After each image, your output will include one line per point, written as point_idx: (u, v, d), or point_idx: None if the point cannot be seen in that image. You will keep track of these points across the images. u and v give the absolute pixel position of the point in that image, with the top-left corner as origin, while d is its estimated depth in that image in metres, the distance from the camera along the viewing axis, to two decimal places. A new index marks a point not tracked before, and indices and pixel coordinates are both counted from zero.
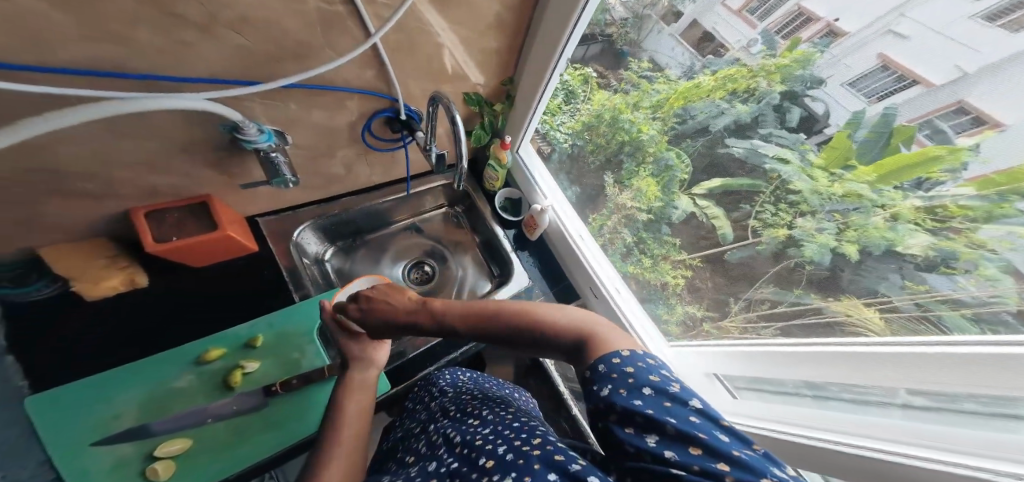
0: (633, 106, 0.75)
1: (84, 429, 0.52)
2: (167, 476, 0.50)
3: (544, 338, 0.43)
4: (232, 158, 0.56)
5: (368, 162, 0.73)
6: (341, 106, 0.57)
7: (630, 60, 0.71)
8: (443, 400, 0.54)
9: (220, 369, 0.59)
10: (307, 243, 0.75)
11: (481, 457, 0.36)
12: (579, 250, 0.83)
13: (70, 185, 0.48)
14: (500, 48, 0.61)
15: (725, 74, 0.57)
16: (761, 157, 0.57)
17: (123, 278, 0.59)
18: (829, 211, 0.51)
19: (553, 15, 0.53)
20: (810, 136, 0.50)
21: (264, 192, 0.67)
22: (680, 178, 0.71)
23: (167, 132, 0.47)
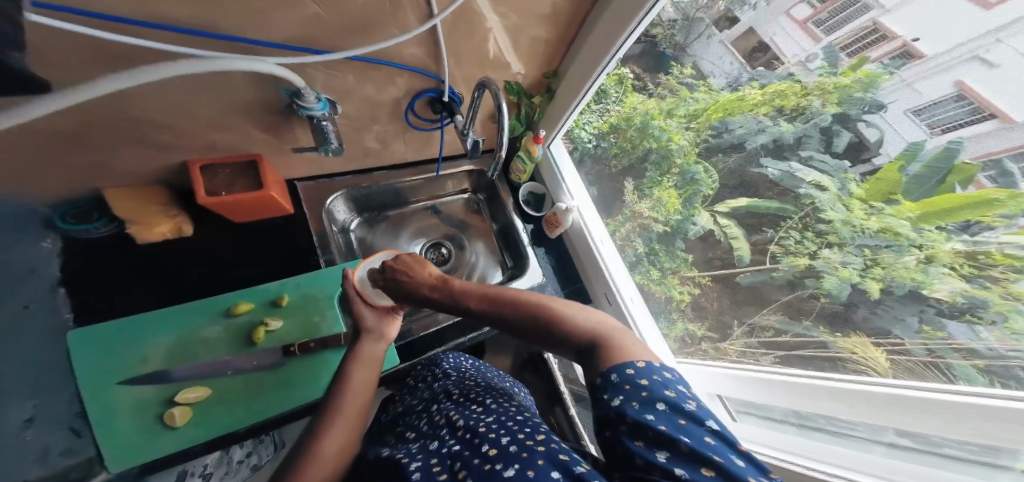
0: (667, 113, 0.73)
1: (116, 366, 0.54)
2: (183, 421, 0.52)
3: (556, 334, 0.42)
4: (281, 123, 0.57)
5: (404, 140, 0.72)
6: (391, 81, 0.57)
7: (673, 64, 0.67)
8: (446, 383, 0.54)
9: (246, 324, 0.61)
10: (336, 210, 0.75)
11: (484, 444, 0.36)
12: (599, 254, 0.82)
13: (136, 135, 0.50)
14: (550, 39, 0.60)
15: (775, 89, 0.55)
16: (797, 181, 0.55)
17: (172, 226, 0.61)
18: (858, 245, 0.49)
19: (612, 13, 0.52)
20: (856, 164, 0.48)
21: (304, 159, 0.67)
22: (703, 194, 0.70)
23: (225, 93, 0.48)
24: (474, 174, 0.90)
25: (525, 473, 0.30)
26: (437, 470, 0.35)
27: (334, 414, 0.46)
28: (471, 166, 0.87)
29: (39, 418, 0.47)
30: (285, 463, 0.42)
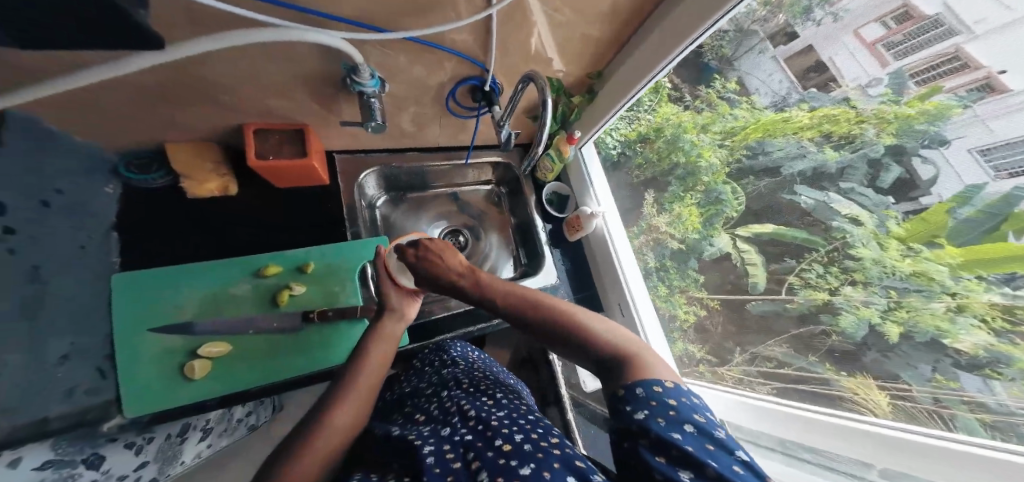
0: (701, 127, 0.72)
1: (146, 314, 0.55)
2: (201, 375, 0.53)
3: (582, 343, 0.41)
4: (331, 97, 0.55)
5: (441, 124, 0.72)
6: (439, 66, 0.55)
7: (715, 76, 0.64)
8: (456, 372, 0.54)
9: (274, 286, 0.61)
10: (366, 186, 0.75)
11: (497, 439, 0.35)
12: (619, 263, 0.80)
13: (205, 93, 0.49)
14: (601, 39, 0.58)
15: (826, 113, 0.52)
16: (832, 213, 0.53)
17: (220, 184, 0.62)
18: (884, 286, 0.47)
19: (673, 19, 0.49)
20: (901, 201, 0.46)
21: (346, 133, 0.66)
22: (727, 216, 0.68)
23: (299, 61, 0.47)
24: (501, 168, 0.89)
25: (541, 474, 0.29)
26: (449, 457, 0.34)
27: (350, 390, 0.46)
28: (496, 158, 0.87)
29: (73, 355, 0.48)
30: (299, 429, 0.42)
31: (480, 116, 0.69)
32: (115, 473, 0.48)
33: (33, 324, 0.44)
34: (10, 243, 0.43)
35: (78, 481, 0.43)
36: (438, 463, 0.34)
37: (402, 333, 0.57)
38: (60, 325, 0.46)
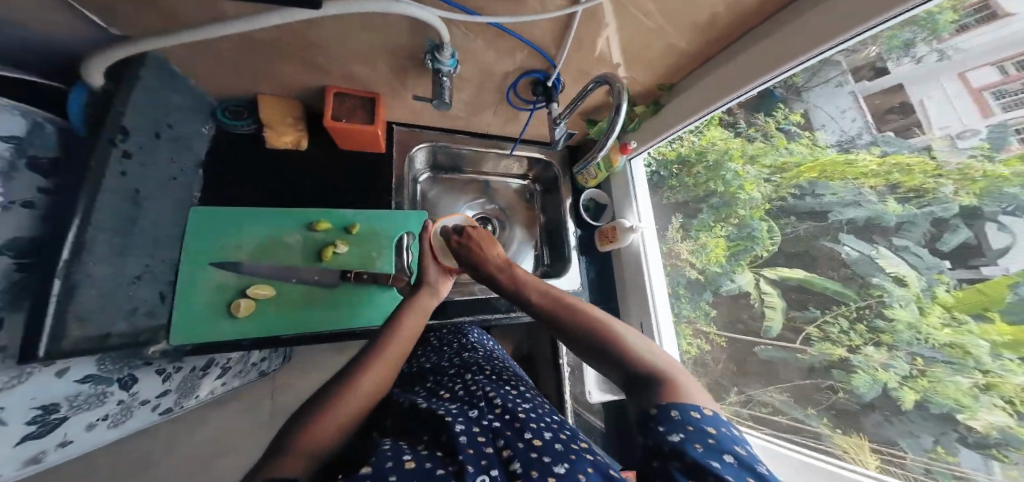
0: (750, 157, 0.68)
1: (212, 248, 0.56)
2: (244, 315, 0.54)
3: (615, 357, 0.40)
4: (408, 73, 0.56)
5: (495, 112, 0.72)
6: (510, 55, 0.54)
7: (779, 106, 0.59)
8: (479, 360, 0.57)
9: (322, 241, 0.62)
10: (415, 161, 0.76)
11: (528, 432, 0.37)
12: (648, 281, 0.78)
13: (303, 56, 0.50)
14: (687, 50, 0.53)
15: (899, 161, 0.50)
16: (873, 269, 0.52)
17: (293, 138, 0.63)
18: (911, 352, 0.48)
19: (775, 39, 0.45)
20: (958, 267, 0.45)
21: (407, 107, 0.67)
22: (755, 254, 0.67)
23: (391, 36, 0.47)
24: (536, 164, 0.88)
25: (578, 475, 0.31)
26: (480, 439, 0.36)
27: (386, 358, 0.49)
28: (541, 154, 0.86)
29: (147, 276, 0.48)
30: (337, 386, 0.44)
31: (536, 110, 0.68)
32: (139, 395, 0.49)
33: (128, 241, 0.43)
34: (124, 166, 0.41)
35: (109, 398, 0.45)
36: (470, 443, 0.35)
37: (434, 306, 0.60)
38: (145, 247, 0.47)
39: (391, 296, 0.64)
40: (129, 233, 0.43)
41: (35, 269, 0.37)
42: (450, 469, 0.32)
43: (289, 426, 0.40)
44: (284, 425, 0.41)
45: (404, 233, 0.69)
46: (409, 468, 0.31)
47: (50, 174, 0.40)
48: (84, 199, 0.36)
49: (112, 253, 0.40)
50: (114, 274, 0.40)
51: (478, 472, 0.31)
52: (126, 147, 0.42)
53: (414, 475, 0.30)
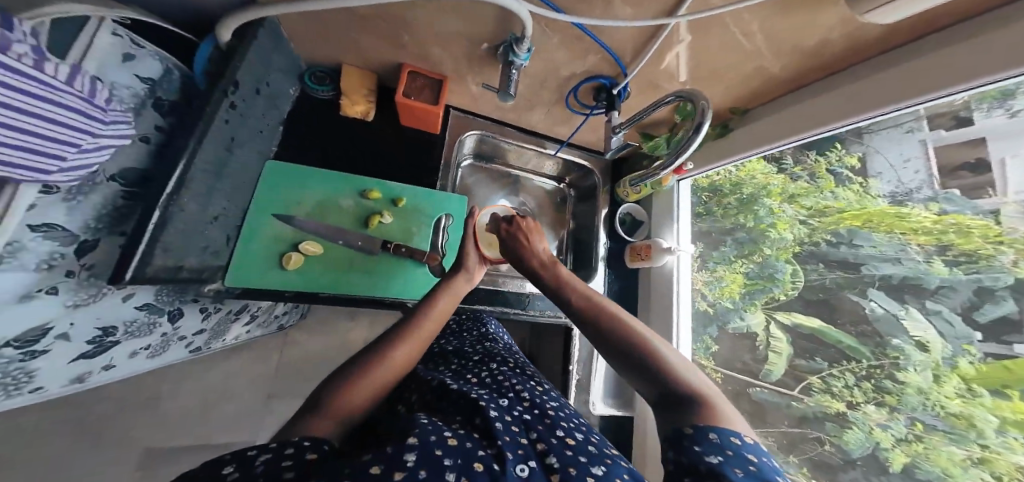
0: (788, 196, 0.70)
1: (276, 200, 0.59)
2: (293, 267, 0.56)
3: (653, 371, 0.40)
4: (484, 60, 0.57)
5: (548, 111, 0.68)
6: (583, 56, 0.51)
7: (835, 147, 0.59)
8: (501, 354, 0.61)
9: (370, 209, 0.64)
10: (464, 146, 0.77)
11: (561, 433, 0.42)
12: (677, 303, 0.79)
13: (391, 31, 0.52)
14: (778, 76, 0.51)
15: (953, 221, 0.50)
16: (896, 330, 0.54)
17: (365, 108, 0.64)
18: (910, 417, 0.51)
19: (886, 76, 0.42)
20: (988, 340, 0.46)
21: (472, 91, 0.67)
22: (771, 296, 0.71)
23: (483, 24, 0.48)
24: (573, 168, 0.87)
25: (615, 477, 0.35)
26: (513, 428, 0.41)
27: (421, 337, 0.53)
28: (586, 160, 0.85)
29: (222, 217, 0.49)
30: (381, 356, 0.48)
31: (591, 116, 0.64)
32: (180, 330, 0.53)
33: (216, 182, 0.44)
34: (229, 115, 0.43)
35: (157, 326, 0.47)
36: (503, 431, 0.39)
37: (467, 292, 0.64)
38: (226, 191, 0.48)
39: (424, 273, 0.66)
40: (219, 176, 0.44)
41: (137, 200, 0.38)
42: (490, 451, 0.36)
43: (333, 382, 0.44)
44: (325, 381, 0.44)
45: (445, 214, 0.70)
46: (452, 444, 0.34)
47: (168, 114, 0.41)
48: (195, 141, 0.38)
49: (202, 191, 0.41)
50: (199, 213, 0.42)
51: (516, 459, 0.35)
52: (234, 99, 0.43)
53: (459, 453, 0.33)
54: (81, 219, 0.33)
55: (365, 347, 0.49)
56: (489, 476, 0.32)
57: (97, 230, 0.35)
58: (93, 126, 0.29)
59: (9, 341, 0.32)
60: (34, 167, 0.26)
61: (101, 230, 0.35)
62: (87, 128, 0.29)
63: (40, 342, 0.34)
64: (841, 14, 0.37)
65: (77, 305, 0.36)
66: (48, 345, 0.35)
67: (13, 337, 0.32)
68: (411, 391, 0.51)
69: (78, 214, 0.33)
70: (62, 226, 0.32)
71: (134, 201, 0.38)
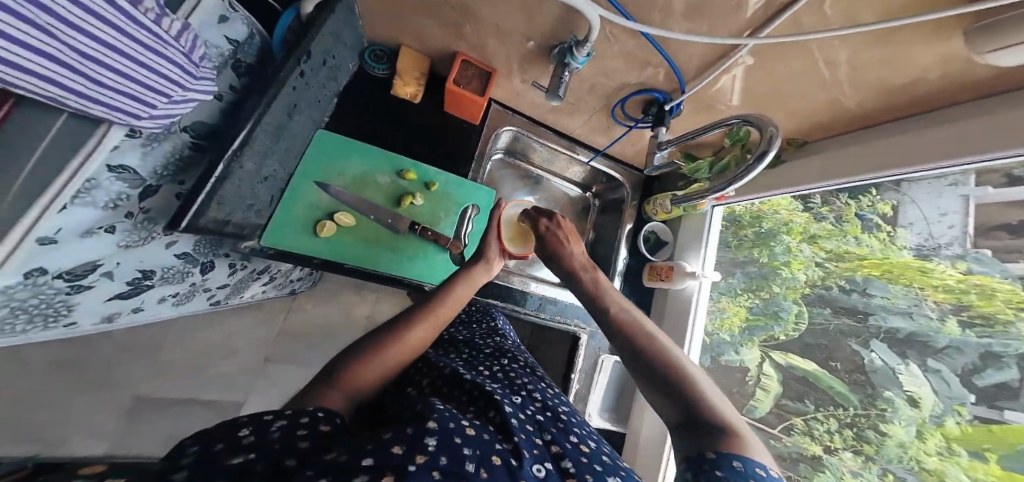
0: (807, 236, 0.71)
1: (319, 168, 0.60)
2: (325, 235, 0.57)
3: (683, 393, 0.40)
4: (538, 61, 0.57)
5: (590, 118, 0.68)
6: (643, 67, 0.52)
7: (869, 193, 0.59)
8: (512, 351, 0.61)
9: (403, 190, 0.65)
10: (498, 140, 0.76)
11: (574, 438, 0.42)
12: (691, 329, 0.76)
13: (456, 19, 0.53)
14: (851, 112, 0.49)
15: (977, 282, 0.52)
16: (890, 383, 0.58)
17: (415, 90, 0.65)
18: (886, 468, 0.56)
19: (941, 131, 0.41)
20: (980, 403, 0.49)
21: (515, 88, 0.68)
22: (770, 334, 0.74)
23: (546, 23, 0.49)
24: (601, 176, 0.84)
25: None
26: (528, 427, 0.41)
27: (435, 321, 0.54)
28: (619, 173, 0.82)
29: (271, 178, 0.50)
30: (396, 337, 0.49)
31: (636, 127, 0.64)
32: (207, 282, 0.53)
33: (273, 144, 0.45)
34: (297, 83, 0.44)
35: (190, 276, 0.48)
36: (518, 428, 0.39)
37: (485, 283, 0.64)
38: (280, 153, 0.49)
39: (444, 260, 0.67)
40: (275, 139, 0.45)
41: (204, 151, 0.40)
42: (506, 446, 0.36)
43: (349, 354, 0.45)
44: (343, 352, 0.46)
45: (473, 204, 0.71)
46: (470, 434, 0.34)
47: (242, 75, 0.42)
48: (266, 103, 0.39)
49: (260, 151, 0.42)
50: (254, 172, 0.43)
51: (532, 458, 0.35)
52: (304, 67, 0.44)
53: (477, 444, 0.33)
54: (151, 164, 0.34)
55: (382, 326, 0.51)
56: (506, 471, 0.32)
57: (163, 176, 0.36)
58: (184, 78, 0.30)
59: (62, 273, 0.32)
60: (125, 109, 0.27)
61: (168, 177, 0.37)
62: (178, 80, 0.29)
63: (87, 278, 0.35)
64: (933, 55, 0.36)
65: (128, 246, 0.36)
66: (93, 281, 0.36)
67: (67, 270, 0.33)
68: (422, 376, 0.51)
69: (150, 158, 0.33)
70: (133, 168, 0.32)
71: (202, 152, 0.39)
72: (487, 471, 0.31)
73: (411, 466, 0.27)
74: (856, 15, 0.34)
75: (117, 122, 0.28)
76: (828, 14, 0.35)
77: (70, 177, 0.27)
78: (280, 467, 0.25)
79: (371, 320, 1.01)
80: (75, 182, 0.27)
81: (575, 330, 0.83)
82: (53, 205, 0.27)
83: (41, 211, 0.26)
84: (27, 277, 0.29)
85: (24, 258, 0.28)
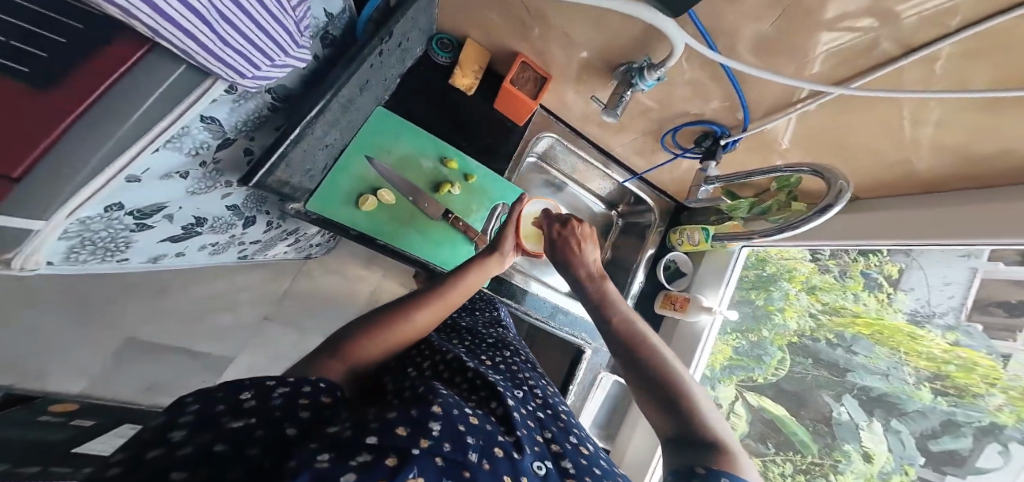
0: (806, 286, 0.78)
1: (371, 143, 0.61)
2: (366, 208, 0.58)
3: (682, 410, 0.42)
4: (601, 78, 0.58)
5: (640, 139, 0.69)
6: (710, 98, 0.53)
7: (875, 256, 0.66)
8: (514, 344, 0.62)
9: (442, 176, 0.66)
10: (537, 145, 0.76)
11: (572, 439, 0.43)
12: (696, 356, 0.79)
13: (533, 22, 0.53)
14: (912, 175, 0.50)
15: (962, 356, 0.59)
16: (851, 437, 0.68)
17: (471, 83, 0.65)
18: None
19: (1013, 208, 0.41)
20: (927, 467, 0.60)
21: (568, 100, 0.68)
22: (750, 377, 0.83)
23: (627, 42, 0.49)
24: (630, 196, 0.85)
25: None
26: (529, 423, 0.41)
27: (444, 305, 0.55)
28: (649, 201, 0.83)
29: (329, 147, 0.50)
30: (404, 316, 0.51)
31: (683, 156, 0.66)
32: (243, 236, 0.53)
33: (340, 116, 0.46)
34: (374, 60, 0.45)
35: (234, 229, 0.49)
36: (519, 423, 0.39)
37: (496, 274, 0.64)
38: (343, 124, 0.49)
39: (469, 252, 0.67)
40: (345, 111, 0.47)
41: (279, 113, 0.41)
42: (509, 438, 0.35)
43: (358, 325, 0.49)
44: (354, 324, 0.49)
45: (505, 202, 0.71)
46: (473, 422, 0.34)
47: (327, 46, 0.43)
48: (347, 77, 0.41)
49: (326, 121, 0.43)
50: (318, 140, 0.44)
51: (533, 455, 0.35)
52: (382, 46, 0.45)
53: (479, 434, 0.33)
54: (234, 119, 0.36)
55: (393, 303, 0.53)
56: (508, 464, 0.32)
57: (242, 132, 0.38)
58: (288, 45, 0.33)
59: (134, 212, 0.33)
60: (237, 67, 0.30)
61: (245, 132, 0.38)
62: (283, 46, 0.33)
63: (153, 218, 0.36)
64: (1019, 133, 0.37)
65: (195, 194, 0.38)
66: (155, 222, 0.37)
67: (140, 208, 0.33)
68: (423, 358, 0.51)
69: (235, 113, 0.35)
70: (220, 121, 0.34)
71: (277, 114, 0.41)
72: (489, 463, 0.30)
73: (415, 450, 0.26)
74: (965, 81, 0.36)
75: (224, 77, 0.30)
76: (934, 74, 0.37)
77: (168, 124, 0.29)
78: (281, 434, 0.25)
79: (374, 296, 1.00)
80: (173, 128, 0.30)
81: (579, 344, 0.84)
82: (147, 148, 0.29)
83: (138, 151, 0.28)
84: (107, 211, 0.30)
85: (113, 191, 0.29)
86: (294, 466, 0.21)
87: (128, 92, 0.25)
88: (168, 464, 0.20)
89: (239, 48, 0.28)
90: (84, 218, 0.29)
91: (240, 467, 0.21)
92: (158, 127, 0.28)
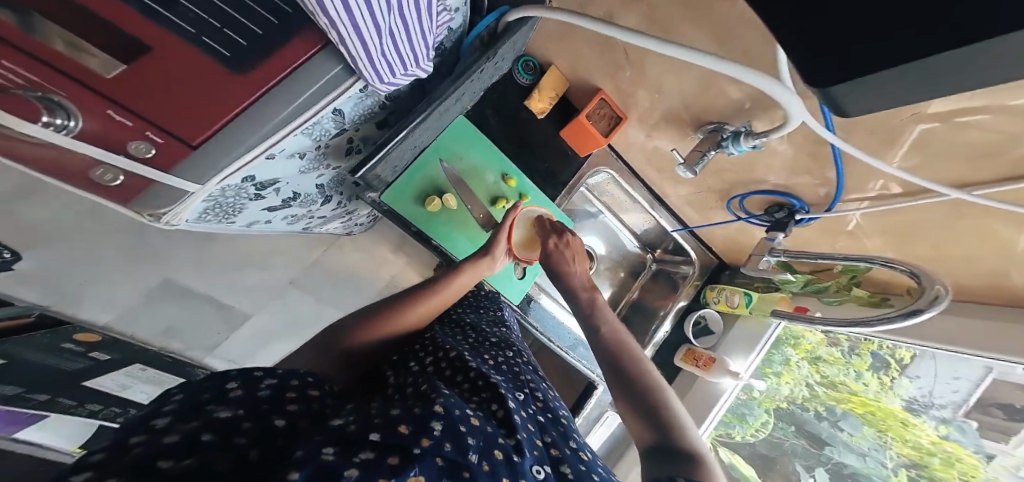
0: (810, 353, 0.80)
1: (447, 148, 0.64)
2: (431, 209, 0.62)
3: (660, 417, 0.42)
4: (682, 131, 0.60)
5: (700, 192, 0.71)
6: (786, 171, 0.55)
7: (882, 346, 0.68)
8: (516, 345, 0.60)
9: (497, 190, 0.68)
10: (592, 177, 0.79)
11: (570, 444, 0.41)
12: (711, 412, 0.81)
13: (636, 67, 0.55)
14: (986, 286, 0.51)
15: (947, 448, 0.66)
16: None
17: (545, 106, 0.68)
18: None
19: None
20: None
21: (639, 143, 0.70)
22: (730, 434, 0.87)
23: (719, 105, 0.51)
24: (670, 243, 0.88)
25: None
26: (529, 427, 0.39)
27: (436, 304, 0.56)
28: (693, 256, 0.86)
29: (415, 146, 0.52)
30: (403, 311, 0.53)
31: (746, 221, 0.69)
32: (317, 212, 0.56)
33: (433, 120, 0.49)
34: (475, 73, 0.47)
35: (320, 202, 0.54)
36: (519, 426, 0.36)
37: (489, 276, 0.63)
38: (432, 126, 0.51)
39: None
40: (440, 118, 0.50)
41: (386, 110, 0.45)
42: (509, 441, 0.33)
43: (359, 316, 0.52)
44: (354, 313, 0.53)
45: None
46: (475, 424, 0.32)
47: (438, 56, 0.46)
48: (452, 90, 0.44)
49: (422, 122, 0.45)
50: (410, 140, 0.47)
51: (533, 458, 0.33)
52: (485, 62, 0.47)
53: (480, 434, 0.31)
54: (355, 112, 0.38)
55: (394, 296, 0.55)
56: (508, 468, 0.30)
57: (355, 124, 0.41)
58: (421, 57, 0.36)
59: (257, 184, 0.37)
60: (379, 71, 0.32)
61: (356, 124, 0.41)
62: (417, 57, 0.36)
63: (267, 191, 0.40)
64: None
65: (304, 172, 0.42)
66: (268, 194, 0.41)
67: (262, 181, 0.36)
68: (426, 353, 0.50)
69: (357, 108, 0.38)
70: (345, 114, 0.37)
71: (384, 110, 0.44)
72: (489, 465, 0.29)
73: (415, 449, 0.26)
74: None
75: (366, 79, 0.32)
76: None
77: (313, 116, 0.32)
78: (269, 426, 0.25)
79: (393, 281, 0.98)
80: (318, 116, 0.32)
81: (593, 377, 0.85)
82: (293, 132, 0.31)
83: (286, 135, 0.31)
84: (242, 183, 0.34)
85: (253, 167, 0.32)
86: (301, 455, 0.22)
87: (284, 87, 0.27)
88: (154, 451, 0.20)
89: (390, 55, 0.31)
90: (226, 185, 0.32)
91: (228, 455, 0.21)
92: (304, 118, 0.31)
